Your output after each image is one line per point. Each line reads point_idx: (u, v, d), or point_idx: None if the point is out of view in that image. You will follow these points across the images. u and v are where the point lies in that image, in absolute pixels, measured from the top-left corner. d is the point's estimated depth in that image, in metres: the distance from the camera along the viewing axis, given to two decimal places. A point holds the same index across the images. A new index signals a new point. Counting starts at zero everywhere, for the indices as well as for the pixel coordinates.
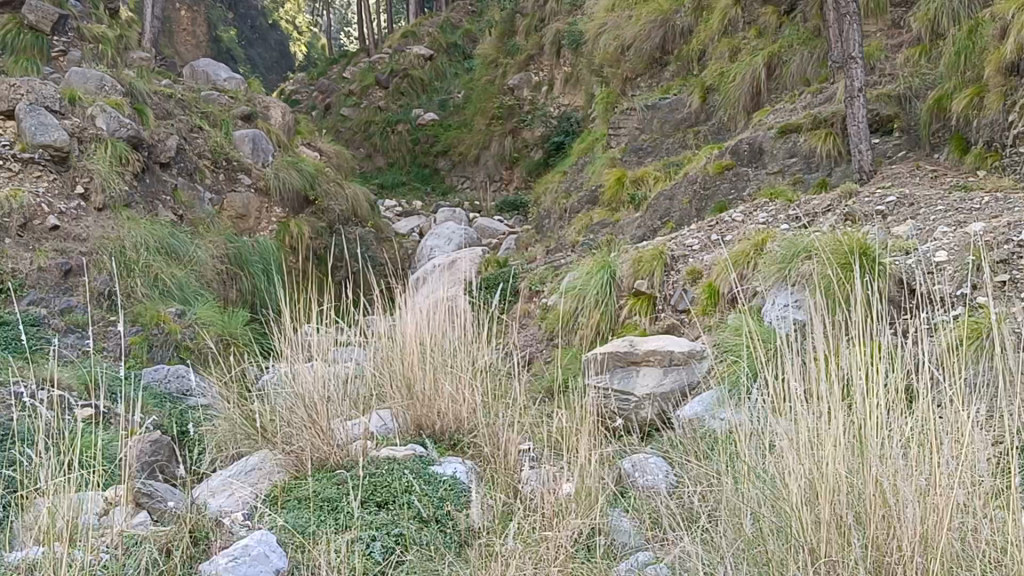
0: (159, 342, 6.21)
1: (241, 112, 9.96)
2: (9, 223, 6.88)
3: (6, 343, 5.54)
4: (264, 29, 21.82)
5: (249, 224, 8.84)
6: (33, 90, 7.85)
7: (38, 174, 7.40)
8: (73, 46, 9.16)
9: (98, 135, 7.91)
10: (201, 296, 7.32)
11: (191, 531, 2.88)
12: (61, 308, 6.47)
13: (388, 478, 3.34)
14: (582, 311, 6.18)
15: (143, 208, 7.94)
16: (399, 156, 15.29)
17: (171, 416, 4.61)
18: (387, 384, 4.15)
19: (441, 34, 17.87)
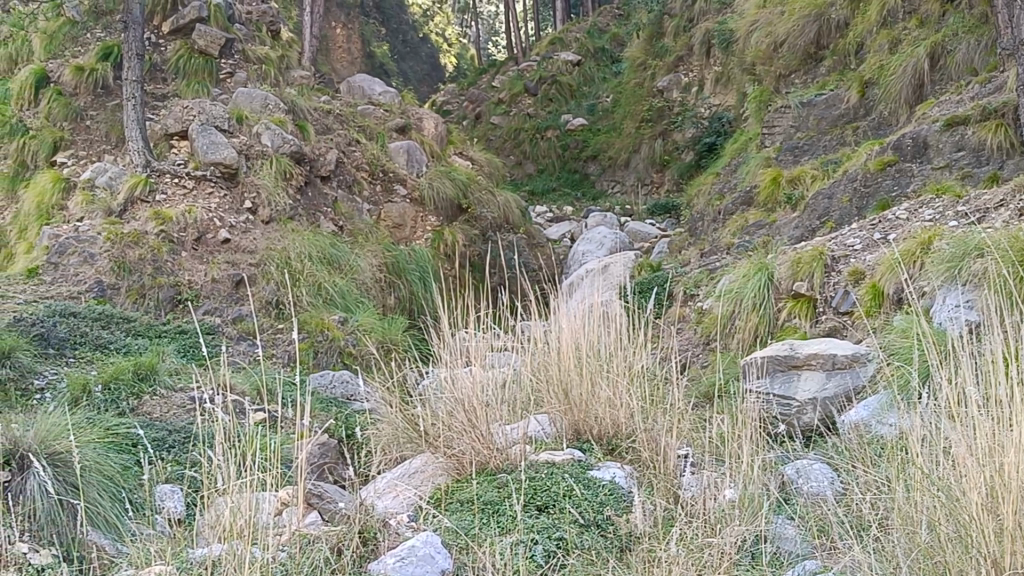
0: (324, 348, 6.44)
1: (396, 125, 10.23)
2: (185, 238, 7.31)
3: (185, 351, 5.87)
4: (416, 42, 22.31)
5: (405, 233, 9.04)
6: (204, 111, 8.32)
7: (210, 190, 7.82)
8: (240, 68, 9.51)
9: (263, 151, 8.25)
10: (362, 304, 7.55)
11: (361, 531, 2.96)
12: (233, 317, 6.84)
13: (548, 482, 3.38)
14: (739, 314, 6.09)
15: (307, 220, 8.24)
16: (549, 163, 15.41)
17: (338, 422, 4.81)
18: (544, 389, 4.18)
19: (588, 39, 17.91)
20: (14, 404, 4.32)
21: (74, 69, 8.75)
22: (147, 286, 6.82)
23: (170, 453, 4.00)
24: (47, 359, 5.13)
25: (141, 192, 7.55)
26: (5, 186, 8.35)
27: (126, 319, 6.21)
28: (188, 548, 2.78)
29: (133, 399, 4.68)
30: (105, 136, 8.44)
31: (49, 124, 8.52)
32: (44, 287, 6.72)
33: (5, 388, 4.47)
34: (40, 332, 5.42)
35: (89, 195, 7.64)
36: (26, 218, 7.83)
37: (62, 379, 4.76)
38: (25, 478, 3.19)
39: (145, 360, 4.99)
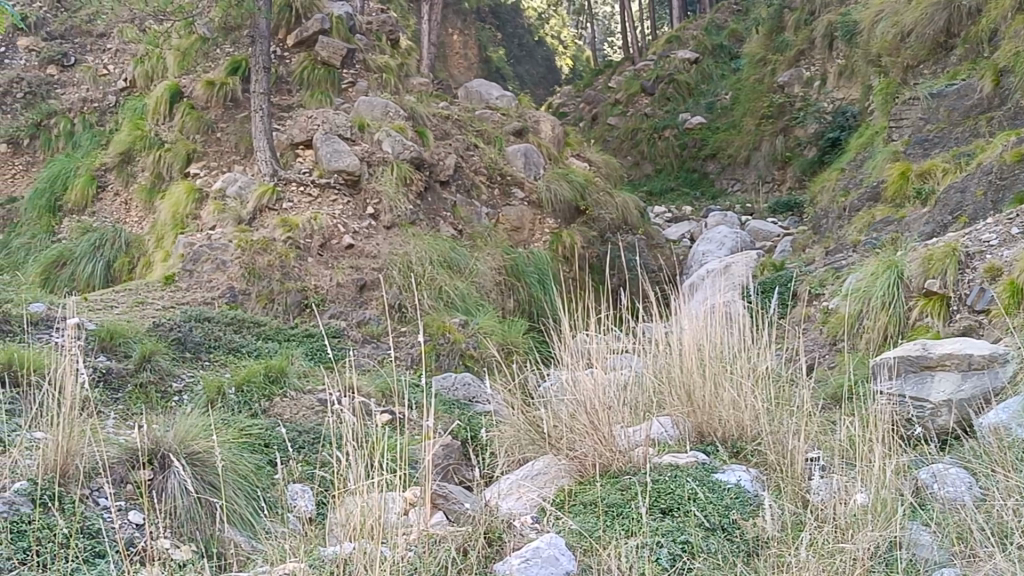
0: (446, 350, 6.51)
1: (513, 129, 10.30)
2: (311, 243, 7.51)
3: (313, 353, 6.04)
4: (531, 46, 22.40)
5: (524, 236, 9.10)
6: (327, 120, 8.55)
7: (334, 197, 8.02)
8: (361, 77, 9.71)
9: (384, 158, 8.41)
10: (482, 307, 7.62)
11: (487, 532, 2.99)
12: (358, 320, 7.00)
13: (672, 484, 3.35)
14: (868, 314, 5.92)
15: (427, 224, 8.36)
16: (667, 162, 15.27)
17: (462, 423, 4.87)
18: (667, 391, 4.14)
19: (706, 37, 17.68)
20: (155, 405, 4.53)
21: (205, 83, 9.11)
22: (276, 291, 7.05)
23: (300, 453, 4.13)
24: (185, 362, 5.35)
25: (269, 201, 7.82)
26: (143, 198, 8.70)
27: (256, 323, 6.43)
28: (319, 546, 2.86)
29: (265, 400, 4.83)
30: (235, 147, 8.77)
31: (183, 137, 8.88)
32: (181, 293, 7.04)
33: (146, 390, 4.69)
34: (178, 337, 5.66)
35: (221, 204, 7.94)
36: (163, 227, 8.17)
37: (198, 382, 4.96)
38: (166, 477, 3.31)
39: (276, 362, 5.15)
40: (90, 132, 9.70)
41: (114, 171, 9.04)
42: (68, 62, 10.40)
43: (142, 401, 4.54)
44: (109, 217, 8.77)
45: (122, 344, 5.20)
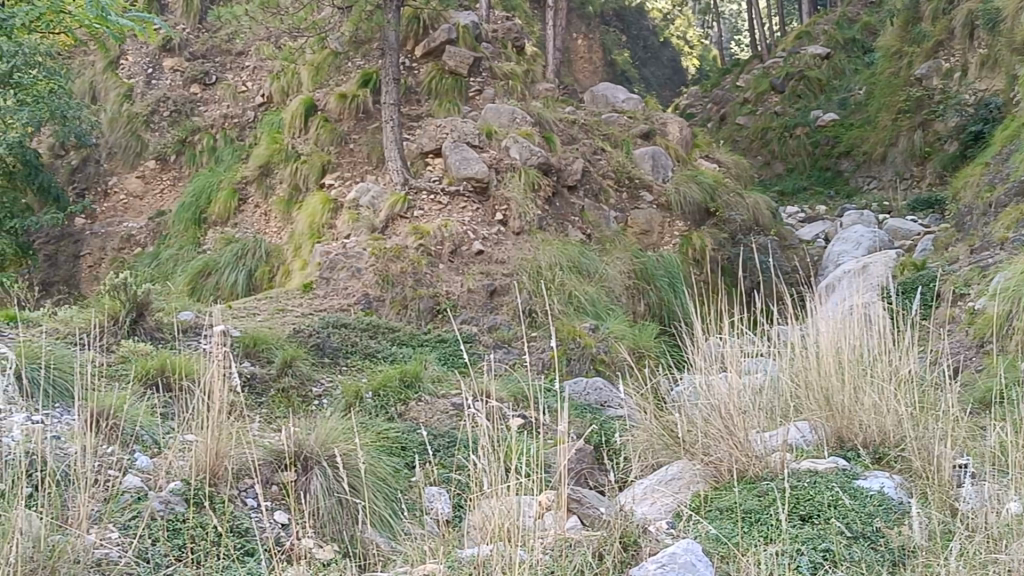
0: (577, 355, 6.47)
1: (640, 132, 10.25)
2: (441, 250, 7.64)
3: (445, 358, 6.13)
4: (657, 47, 22.20)
5: (653, 239, 9.02)
6: (456, 128, 8.69)
7: (464, 205, 8.13)
8: (488, 84, 9.79)
9: (512, 164, 8.47)
10: (612, 311, 7.60)
11: (622, 536, 2.97)
12: (489, 325, 7.07)
13: (813, 491, 3.27)
14: (1017, 314, 5.65)
15: (556, 229, 8.39)
16: (799, 161, 14.92)
17: (596, 428, 4.87)
18: (804, 395, 4.05)
19: (837, 31, 17.22)
20: (297, 409, 4.68)
21: (338, 96, 9.37)
22: (409, 298, 7.20)
23: (437, 456, 4.21)
24: (323, 367, 5.52)
25: (401, 209, 8.00)
26: (281, 209, 8.99)
27: (391, 329, 6.57)
28: (457, 548, 2.90)
29: (401, 404, 4.94)
30: (367, 157, 8.98)
31: (318, 149, 9.16)
32: (318, 300, 7.26)
33: (287, 395, 4.85)
34: (317, 343, 5.85)
35: (355, 213, 8.16)
36: (300, 236, 8.44)
37: (336, 386, 5.11)
38: (310, 479, 3.43)
39: (411, 367, 5.26)
40: (231, 147, 10.10)
41: (254, 184, 9.38)
42: (210, 80, 10.89)
43: (284, 405, 4.70)
44: (250, 228, 9.09)
45: (264, 350, 5.40)
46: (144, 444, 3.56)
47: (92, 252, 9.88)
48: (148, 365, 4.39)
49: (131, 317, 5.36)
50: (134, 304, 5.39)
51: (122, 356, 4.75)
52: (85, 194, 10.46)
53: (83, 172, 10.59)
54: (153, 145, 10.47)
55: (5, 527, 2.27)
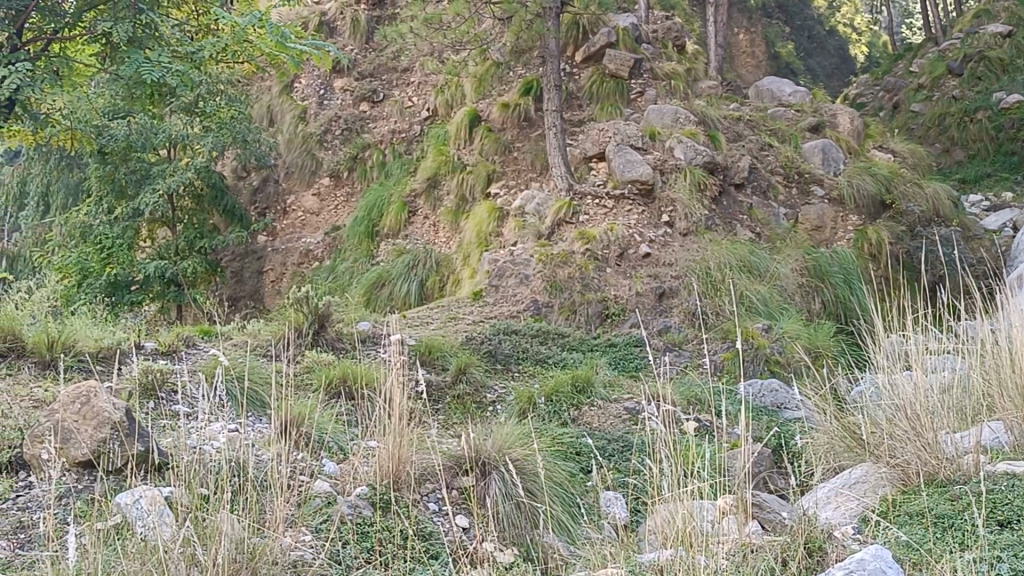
0: (751, 356, 6.32)
1: (809, 125, 9.97)
2: (608, 254, 7.64)
3: (616, 362, 6.12)
4: (823, 37, 21.47)
5: (826, 235, 8.73)
6: (619, 131, 8.68)
7: (629, 207, 8.10)
8: (650, 85, 9.71)
9: (677, 164, 8.39)
10: (786, 310, 7.39)
11: (806, 542, 2.90)
12: (659, 329, 6.96)
13: (1010, 495, 3.10)
14: None
15: (724, 229, 8.24)
16: (981, 147, 14.16)
17: (773, 431, 4.78)
18: (997, 395, 3.84)
19: (1019, 7, 16.27)
20: (473, 414, 4.79)
21: (501, 105, 9.51)
22: (578, 302, 7.24)
23: (611, 460, 4.22)
24: (496, 374, 5.64)
25: (566, 214, 8.06)
26: (450, 220, 9.20)
27: (561, 334, 6.61)
28: (637, 552, 2.89)
29: (574, 409, 4.97)
30: (531, 164, 9.07)
31: (483, 159, 9.33)
32: (488, 307, 7.42)
33: (463, 401, 4.96)
34: (489, 349, 5.97)
35: (521, 221, 8.28)
36: (468, 246, 8.62)
37: (510, 392, 5.20)
38: (488, 483, 3.49)
39: (582, 373, 5.30)
40: (400, 161, 10.40)
41: (423, 196, 9.64)
42: (378, 98, 11.29)
43: (460, 410, 4.82)
44: (420, 239, 9.33)
45: (439, 357, 5.56)
46: (330, 450, 3.74)
47: (274, 267, 10.43)
48: (333, 375, 4.60)
49: (314, 328, 5.62)
50: (316, 316, 5.64)
51: (308, 365, 4.99)
52: (266, 213, 11.03)
53: (264, 192, 11.17)
54: (327, 163, 10.91)
55: (211, 531, 2.40)
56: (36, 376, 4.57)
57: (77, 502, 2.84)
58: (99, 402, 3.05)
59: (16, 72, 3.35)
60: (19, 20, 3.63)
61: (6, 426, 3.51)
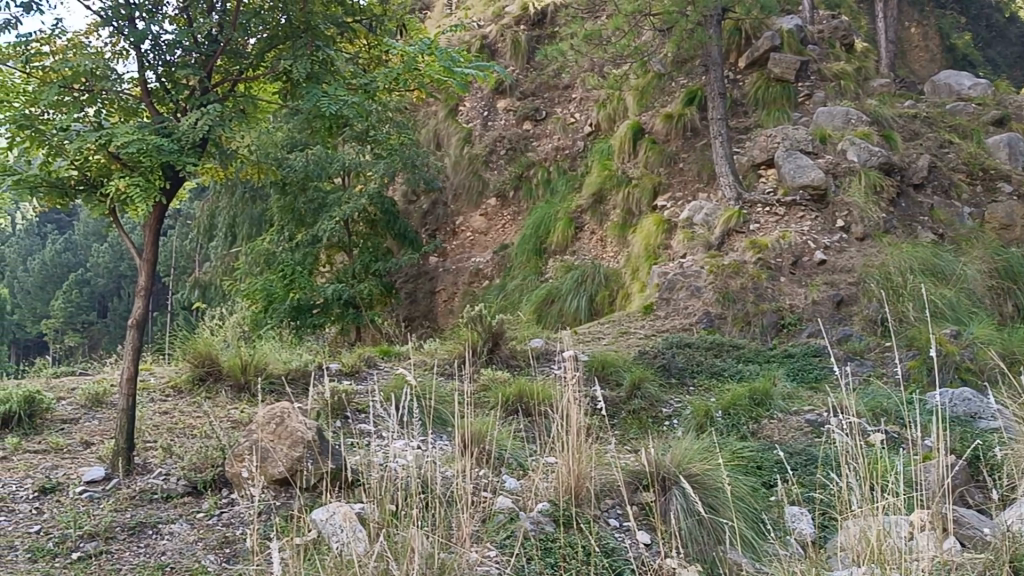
0: (939, 364, 6.01)
1: (993, 118, 9.46)
2: (782, 262, 7.46)
3: (794, 373, 5.94)
4: (1003, 24, 20.28)
5: (1017, 233, 8.23)
6: (788, 136, 8.49)
7: (802, 214, 7.87)
8: (818, 87, 9.42)
9: (851, 167, 8.11)
10: (976, 315, 6.98)
11: (1010, 558, 2.75)
12: (839, 337, 6.69)
13: None
14: None
15: (904, 231, 7.89)
16: None
17: (968, 443, 4.55)
18: None
19: None
20: (650, 429, 4.76)
21: (665, 117, 9.45)
22: (752, 314, 7.10)
23: (795, 474, 4.11)
24: (671, 388, 5.58)
25: (736, 224, 7.93)
26: (616, 234, 9.17)
27: (736, 346, 6.49)
28: (827, 569, 2.79)
29: (754, 422, 4.86)
30: (698, 174, 8.94)
31: (648, 172, 9.27)
32: (660, 321, 7.41)
33: (638, 416, 4.95)
34: (663, 363, 5.93)
35: (690, 232, 8.19)
36: (637, 259, 8.59)
37: (686, 406, 5.14)
38: (669, 498, 3.45)
39: (760, 385, 5.19)
40: (564, 178, 10.45)
41: (589, 212, 9.68)
42: (540, 116, 11.43)
43: (636, 425, 4.81)
44: (588, 254, 9.34)
45: (613, 373, 5.58)
46: (510, 466, 3.80)
47: (447, 287, 10.71)
48: (509, 393, 4.67)
49: (488, 346, 5.73)
50: (490, 334, 5.76)
51: (484, 383, 5.08)
52: (436, 234, 11.31)
53: (434, 214, 11.47)
54: (494, 184, 11.11)
55: (403, 547, 2.46)
56: (234, 398, 4.84)
57: (277, 519, 3.00)
58: (292, 422, 3.19)
59: (207, 112, 3.54)
60: (208, 64, 3.80)
61: (209, 446, 3.73)
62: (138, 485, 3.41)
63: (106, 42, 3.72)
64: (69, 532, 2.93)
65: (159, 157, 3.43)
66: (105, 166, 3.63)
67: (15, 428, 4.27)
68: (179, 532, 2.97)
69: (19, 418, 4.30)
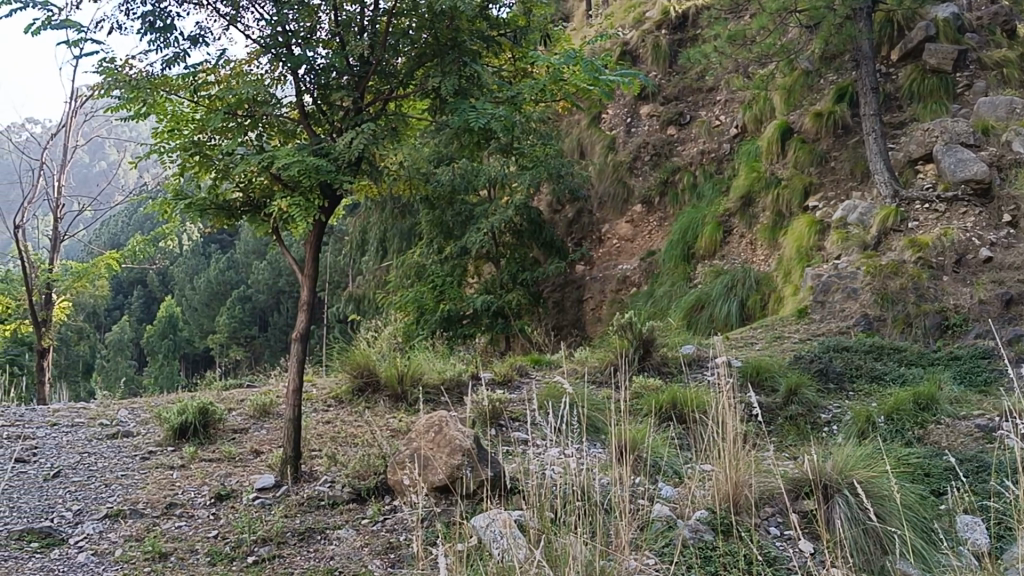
0: None
1: None
2: (944, 261, 7.12)
3: (961, 376, 5.66)
4: None
5: None
6: (947, 129, 8.13)
7: (964, 210, 7.51)
8: (978, 76, 8.99)
9: (1017, 159, 7.62)
10: None
11: None
12: (1010, 338, 6.27)
13: None
14: None
15: None
16: None
17: None
18: None
19: None
20: (808, 436, 4.66)
21: (814, 115, 9.20)
22: (913, 315, 6.82)
23: (967, 481, 3.91)
24: (830, 394, 5.43)
25: (892, 223, 7.66)
26: (767, 237, 8.99)
27: (897, 349, 6.26)
28: None
29: (919, 428, 4.67)
30: (850, 173, 8.64)
31: (798, 172, 9.04)
32: (815, 325, 7.28)
33: (796, 422, 4.85)
34: (820, 368, 5.78)
35: (844, 232, 7.96)
36: (789, 262, 8.40)
37: (845, 411, 5.00)
38: (833, 506, 3.35)
39: (925, 389, 5.00)
40: (711, 182, 10.29)
41: (737, 215, 9.52)
42: (684, 120, 11.32)
43: (794, 432, 4.71)
44: (738, 258, 9.19)
45: (768, 378, 5.49)
46: (666, 474, 3.79)
47: (595, 296, 10.73)
48: (662, 400, 4.67)
49: (639, 353, 5.72)
50: (640, 341, 5.76)
51: (636, 391, 5.08)
52: (582, 243, 11.36)
53: (579, 223, 11.54)
54: (639, 190, 11.10)
55: (565, 556, 2.46)
56: (392, 408, 4.99)
57: (438, 525, 3.09)
58: (450, 431, 3.27)
59: (361, 132, 3.64)
60: (361, 85, 3.92)
61: (371, 454, 3.85)
62: (306, 492, 3.55)
63: (266, 69, 3.89)
64: (244, 537, 3.08)
65: (318, 177, 3.55)
66: (268, 188, 3.79)
67: (191, 438, 4.51)
68: (346, 537, 3.07)
69: (196, 428, 4.55)
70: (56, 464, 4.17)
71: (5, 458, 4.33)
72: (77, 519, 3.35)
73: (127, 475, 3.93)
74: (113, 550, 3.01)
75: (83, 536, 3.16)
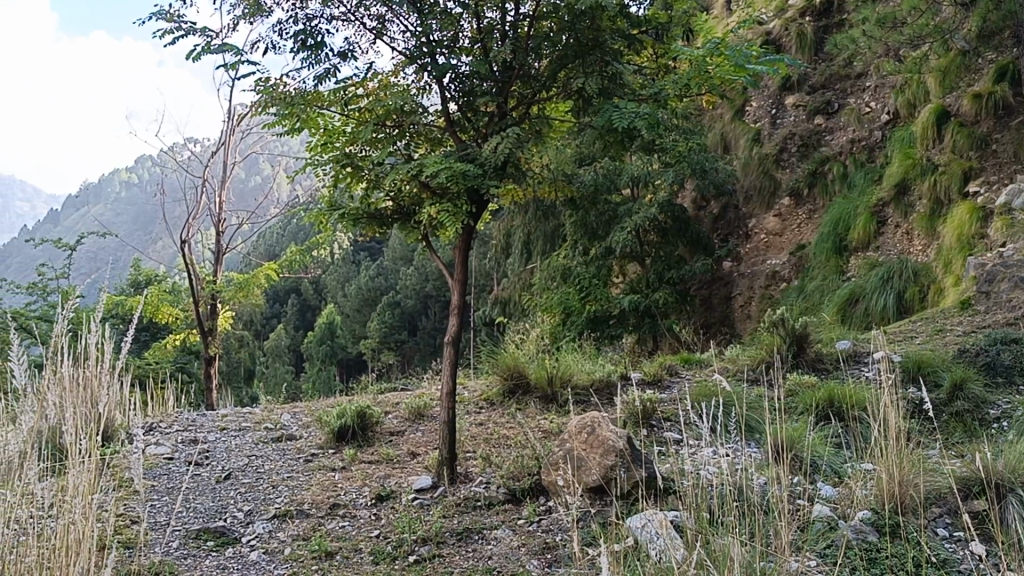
0: None
1: None
2: None
3: None
4: None
5: None
6: None
7: None
8: None
9: None
10: None
11: None
12: None
13: None
14: None
15: None
16: None
17: None
18: None
19: None
20: (975, 432, 4.46)
21: (972, 97, 8.72)
22: None
23: None
24: (998, 389, 5.18)
25: None
26: (925, 227, 8.64)
27: None
28: None
29: None
30: (1013, 156, 8.19)
31: (957, 157, 8.64)
32: (980, 317, 6.94)
33: (963, 419, 4.65)
34: (987, 361, 5.51)
35: (1009, 218, 7.52)
36: (949, 252, 8.04)
37: (1016, 407, 4.75)
38: (1006, 506, 3.20)
39: None
40: (863, 170, 9.95)
41: (892, 205, 9.19)
42: (833, 109, 11.01)
43: (960, 429, 4.51)
44: (894, 249, 8.92)
45: (931, 373, 5.28)
46: (825, 474, 3.69)
47: (743, 292, 10.54)
48: (817, 398, 4.56)
49: (792, 349, 5.59)
50: (794, 337, 5.62)
51: (791, 388, 4.97)
52: (730, 238, 11.18)
53: (725, 219, 11.43)
54: (787, 182, 10.82)
55: (724, 555, 2.41)
56: (543, 409, 5.03)
57: (593, 525, 3.10)
58: (603, 431, 3.29)
59: (507, 136, 3.67)
60: (504, 90, 3.96)
61: (525, 455, 3.89)
62: (463, 492, 3.62)
63: (411, 80, 3.98)
64: (405, 536, 3.16)
65: (464, 182, 3.60)
66: (417, 196, 3.87)
67: (350, 441, 4.66)
68: (502, 538, 3.11)
69: (354, 431, 4.70)
70: (227, 467, 4.38)
71: (181, 461, 4.58)
72: (248, 519, 3.52)
73: (292, 477, 4.09)
74: (282, 549, 3.13)
75: (254, 535, 3.31)
